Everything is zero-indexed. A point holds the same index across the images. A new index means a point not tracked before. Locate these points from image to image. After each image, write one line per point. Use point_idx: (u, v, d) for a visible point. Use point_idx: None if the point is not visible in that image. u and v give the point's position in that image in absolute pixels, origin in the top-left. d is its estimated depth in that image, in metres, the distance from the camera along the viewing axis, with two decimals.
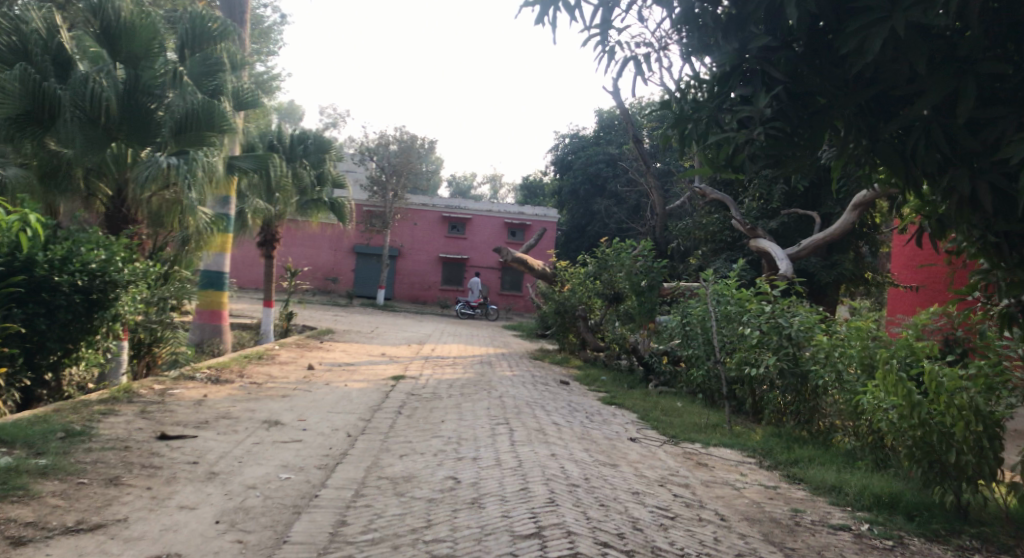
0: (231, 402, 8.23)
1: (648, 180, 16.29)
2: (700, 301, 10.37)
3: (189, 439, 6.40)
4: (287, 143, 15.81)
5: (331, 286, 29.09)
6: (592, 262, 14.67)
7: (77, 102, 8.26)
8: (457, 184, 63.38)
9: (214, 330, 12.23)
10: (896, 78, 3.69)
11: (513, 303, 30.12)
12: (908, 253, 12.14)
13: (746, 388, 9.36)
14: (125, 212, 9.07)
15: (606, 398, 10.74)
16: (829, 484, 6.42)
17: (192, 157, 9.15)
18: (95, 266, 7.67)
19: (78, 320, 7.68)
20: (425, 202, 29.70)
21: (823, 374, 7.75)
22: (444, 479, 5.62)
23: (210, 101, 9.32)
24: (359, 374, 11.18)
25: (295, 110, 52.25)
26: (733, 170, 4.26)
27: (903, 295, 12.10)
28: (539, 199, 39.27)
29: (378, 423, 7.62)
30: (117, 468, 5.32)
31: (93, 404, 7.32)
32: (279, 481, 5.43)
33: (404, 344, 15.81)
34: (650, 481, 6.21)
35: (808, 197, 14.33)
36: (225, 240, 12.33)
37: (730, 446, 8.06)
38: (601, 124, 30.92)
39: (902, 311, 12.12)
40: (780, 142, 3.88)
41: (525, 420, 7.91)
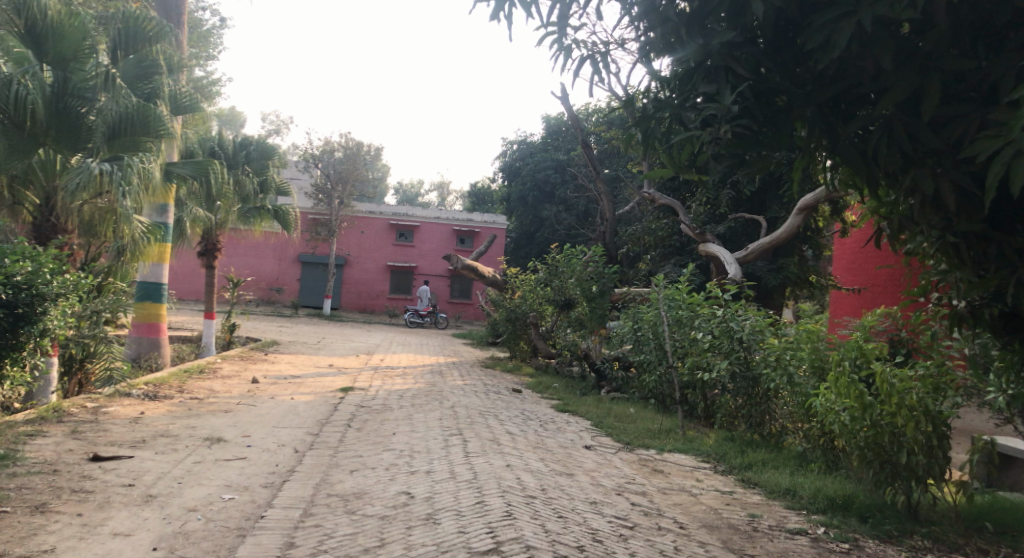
0: (170, 419, 7.88)
1: (596, 186, 16.31)
2: (651, 306, 10.34)
3: (124, 459, 6.07)
4: (230, 150, 15.38)
5: (276, 296, 28.46)
6: (543, 269, 14.60)
7: (1, 106, 7.78)
8: (405, 192, 62.87)
9: (152, 344, 11.75)
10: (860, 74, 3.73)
11: (462, 311, 29.89)
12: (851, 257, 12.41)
13: (699, 393, 9.37)
14: (53, 222, 8.61)
15: (560, 405, 10.65)
16: (784, 488, 6.41)
17: (127, 163, 8.74)
18: (21, 278, 7.27)
19: (2, 335, 7.26)
20: (372, 210, 29.30)
21: (774, 377, 7.75)
22: (397, 494, 5.43)
23: (146, 106, 9.05)
24: (306, 386, 10.87)
25: (238, 118, 51.18)
26: (695, 170, 4.53)
27: (847, 299, 12.41)
28: (487, 206, 39.18)
29: (326, 437, 7.37)
30: (44, 494, 4.99)
31: (20, 425, 6.91)
32: (222, 501, 5.16)
33: (352, 355, 15.47)
34: (607, 490, 6.11)
35: (754, 202, 14.51)
36: (163, 249, 11.84)
37: (684, 451, 8.03)
38: (549, 131, 30.97)
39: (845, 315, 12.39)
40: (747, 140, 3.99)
41: (479, 430, 7.75)
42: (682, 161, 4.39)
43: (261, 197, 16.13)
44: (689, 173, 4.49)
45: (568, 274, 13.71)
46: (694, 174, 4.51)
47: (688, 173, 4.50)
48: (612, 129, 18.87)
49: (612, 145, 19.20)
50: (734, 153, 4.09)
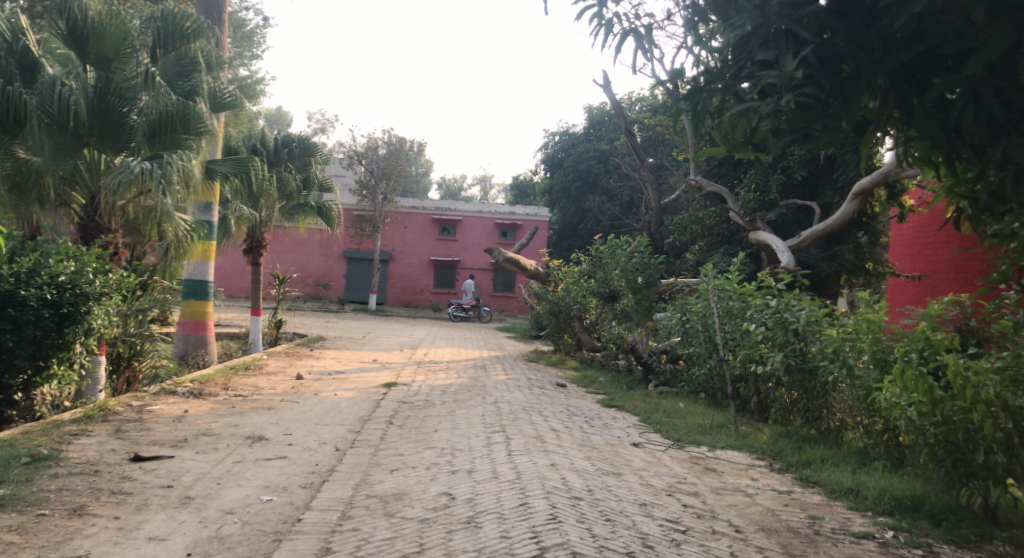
0: (213, 417, 7.84)
1: (641, 174, 15.92)
2: (700, 297, 9.99)
3: (165, 460, 6.01)
4: (271, 147, 15.22)
5: (322, 292, 28.64)
6: (586, 260, 14.31)
7: (45, 108, 7.86)
8: (447, 186, 62.95)
9: (198, 341, 11.79)
10: (945, 31, 3.86)
11: (506, 305, 29.72)
12: (911, 242, 11.99)
13: (751, 386, 9.03)
14: (97, 221, 8.57)
15: (606, 400, 10.38)
16: (847, 488, 6.05)
17: (167, 160, 8.62)
18: (64, 278, 7.22)
19: (48, 335, 7.24)
20: (414, 205, 29.31)
21: (832, 370, 7.38)
22: (437, 496, 5.24)
23: (185, 102, 8.77)
24: (350, 382, 10.81)
25: (283, 117, 51.69)
26: (755, 146, 4.36)
27: (908, 286, 11.96)
28: (530, 198, 38.90)
29: (368, 434, 7.24)
30: (83, 496, 4.92)
31: (65, 424, 6.91)
32: (260, 504, 5.05)
33: (396, 349, 15.42)
34: (658, 490, 5.85)
35: (806, 187, 13.99)
36: (207, 247, 11.85)
37: (737, 448, 7.69)
38: (591, 120, 30.63)
39: (905, 303, 11.94)
40: (812, 107, 4.08)
41: (523, 427, 7.55)
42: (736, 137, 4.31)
43: (304, 193, 16.05)
44: (746, 151, 4.37)
45: (613, 265, 13.40)
46: (750, 152, 4.38)
47: (744, 151, 4.38)
48: (657, 117, 18.43)
49: (657, 132, 18.75)
50: (797, 125, 4.09)
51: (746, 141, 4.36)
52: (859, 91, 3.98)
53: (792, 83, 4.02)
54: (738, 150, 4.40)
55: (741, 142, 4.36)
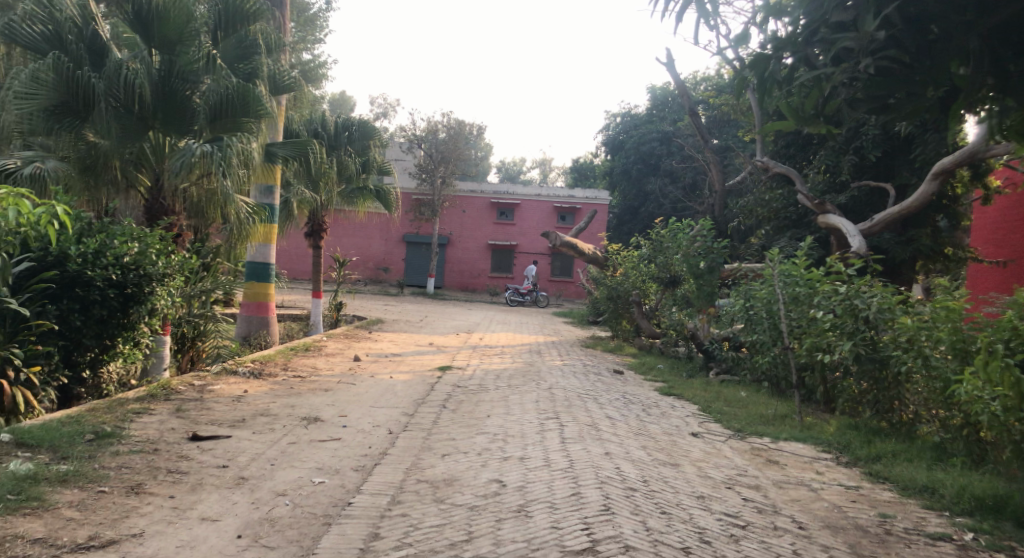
0: (272, 398, 7.93)
1: (705, 156, 15.49)
2: (765, 283, 9.65)
3: (222, 439, 6.07)
4: (332, 130, 15.35)
5: (382, 275, 28.95)
6: (647, 245, 14.03)
7: (112, 91, 8.02)
8: (507, 170, 62.79)
9: (260, 323, 11.97)
10: None
11: (564, 289, 29.52)
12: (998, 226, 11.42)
13: (817, 375, 8.69)
14: (163, 203, 8.74)
15: (664, 388, 10.15)
16: (921, 485, 5.74)
17: (227, 144, 8.68)
18: (128, 259, 7.33)
19: (114, 315, 7.40)
20: (473, 189, 29.29)
21: (906, 360, 7.02)
22: (488, 482, 5.16)
23: (246, 85, 8.85)
24: (406, 365, 10.83)
25: (346, 102, 52.32)
26: (824, 120, 4.57)
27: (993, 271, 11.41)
28: (590, 181, 38.45)
29: (421, 418, 7.21)
30: (142, 474, 4.99)
31: (130, 403, 7.06)
32: (312, 486, 5.05)
33: (453, 333, 15.43)
34: (716, 483, 5.64)
35: (880, 168, 13.38)
36: (268, 230, 11.98)
37: (802, 440, 7.40)
38: (653, 101, 30.06)
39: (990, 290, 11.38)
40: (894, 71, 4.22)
41: (578, 414, 7.41)
42: (808, 110, 4.46)
43: (363, 176, 16.12)
44: (818, 124, 4.54)
45: (674, 250, 13.09)
46: (821, 125, 4.55)
47: (815, 126, 4.55)
48: (722, 96, 17.87)
49: (721, 112, 18.21)
50: (880, 90, 4.27)
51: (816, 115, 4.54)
52: (949, 56, 4.08)
53: (872, 47, 4.17)
54: (809, 124, 4.55)
55: (813, 116, 4.53)
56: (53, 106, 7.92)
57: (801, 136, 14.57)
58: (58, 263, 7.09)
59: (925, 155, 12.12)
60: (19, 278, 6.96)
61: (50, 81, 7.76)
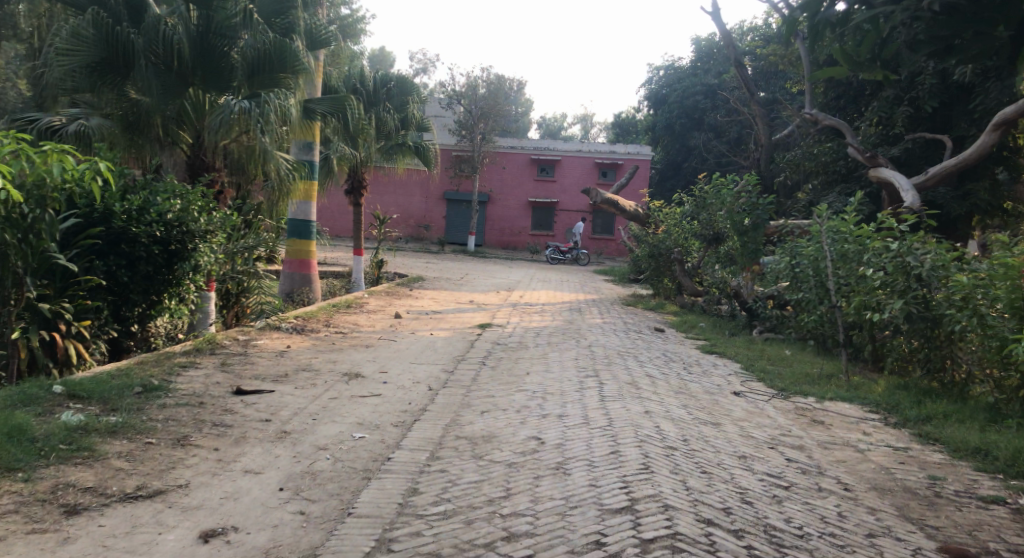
0: (314, 353, 8.02)
1: (751, 109, 15.05)
2: (812, 240, 9.39)
3: (265, 394, 6.15)
4: (371, 86, 15.26)
5: (423, 233, 29.06)
6: (690, 201, 13.77)
7: (152, 48, 8.05)
8: (548, 126, 62.10)
9: (303, 280, 12.08)
10: None
11: (605, 247, 29.33)
12: None
13: (865, 334, 8.47)
14: (204, 159, 8.79)
15: (706, 346, 10.02)
16: (974, 448, 5.58)
17: (265, 100, 8.68)
18: (171, 216, 7.41)
19: (160, 271, 7.52)
20: (514, 145, 29.02)
21: (960, 319, 6.77)
22: (527, 440, 5.15)
23: (282, 40, 8.80)
24: (446, 321, 10.87)
25: (385, 59, 52.07)
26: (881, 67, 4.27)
27: None
28: (632, 137, 37.86)
29: (461, 375, 7.22)
30: (187, 426, 5.07)
31: (176, 356, 7.18)
32: (352, 441, 5.09)
33: (493, 290, 15.45)
34: (759, 443, 5.55)
35: (936, 120, 12.85)
36: (309, 187, 12.01)
37: (849, 400, 7.24)
38: (698, 53, 29.31)
39: None
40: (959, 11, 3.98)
41: (618, 372, 7.34)
42: (863, 55, 4.13)
43: (402, 133, 16.02)
44: (874, 69, 4.22)
45: (718, 206, 12.82)
46: (878, 71, 4.24)
47: (872, 71, 4.23)
48: (770, 46, 17.26)
49: (769, 63, 17.62)
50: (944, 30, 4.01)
51: (872, 61, 4.23)
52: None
53: None
54: (865, 70, 4.24)
55: (870, 62, 4.22)
56: (95, 64, 8.02)
57: (852, 87, 14.04)
58: (103, 220, 7.16)
59: (986, 106, 11.57)
60: (69, 234, 7.01)
61: (92, 39, 7.85)
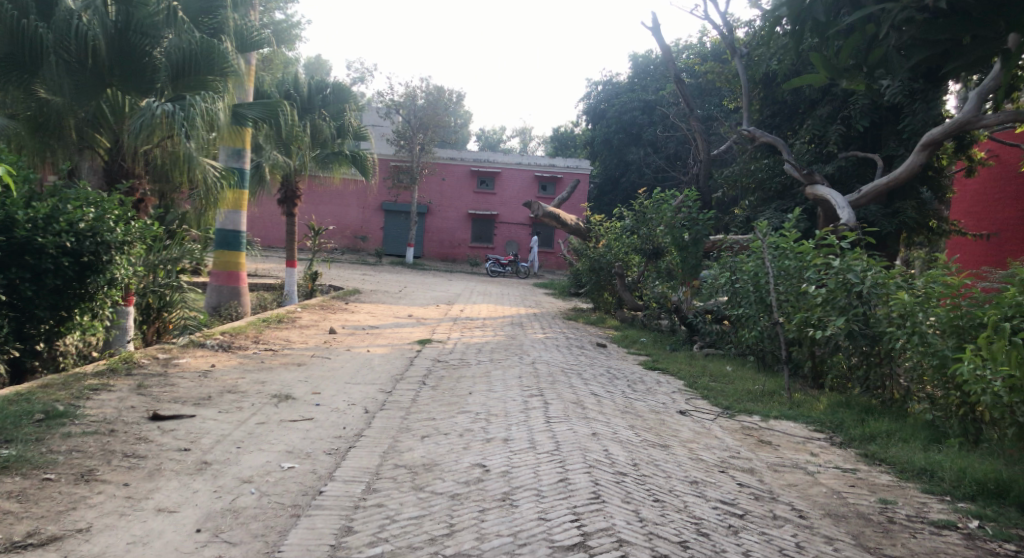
0: (240, 373, 7.54)
1: (690, 124, 15.12)
2: (753, 255, 9.37)
3: (185, 419, 5.68)
4: (305, 92, 14.79)
5: (360, 244, 28.45)
6: (629, 215, 13.70)
7: (62, 44, 7.45)
8: (487, 138, 62.00)
9: (231, 293, 11.46)
10: None
11: (545, 260, 29.32)
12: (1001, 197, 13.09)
13: (806, 350, 8.46)
14: (122, 165, 8.18)
15: (649, 362, 9.89)
16: (919, 468, 5.52)
17: (190, 103, 8.20)
18: (84, 225, 6.89)
19: (70, 285, 6.95)
20: (452, 156, 28.73)
21: (900, 336, 6.77)
22: (470, 468, 4.86)
23: (210, 41, 8.39)
24: (383, 337, 10.46)
25: (322, 68, 51.38)
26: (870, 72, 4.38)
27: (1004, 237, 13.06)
28: (570, 151, 38.04)
29: (399, 396, 6.86)
30: (94, 459, 4.59)
31: (87, 378, 6.61)
32: (280, 472, 4.71)
33: (432, 304, 15.08)
34: (709, 466, 5.39)
35: (868, 139, 13.12)
36: (238, 197, 11.44)
37: (793, 418, 7.17)
38: (636, 70, 29.71)
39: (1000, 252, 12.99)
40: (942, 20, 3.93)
41: (562, 390, 7.09)
42: (844, 62, 4.27)
43: (338, 142, 15.53)
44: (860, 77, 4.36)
45: (658, 221, 12.79)
46: (864, 79, 4.40)
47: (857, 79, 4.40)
48: (708, 63, 17.48)
49: (706, 80, 17.81)
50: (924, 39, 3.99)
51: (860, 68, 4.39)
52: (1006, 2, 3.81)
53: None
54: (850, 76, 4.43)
55: (855, 69, 4.39)
56: None
57: (787, 105, 14.28)
58: (4, 229, 6.57)
59: (914, 127, 11.82)
60: None
61: None
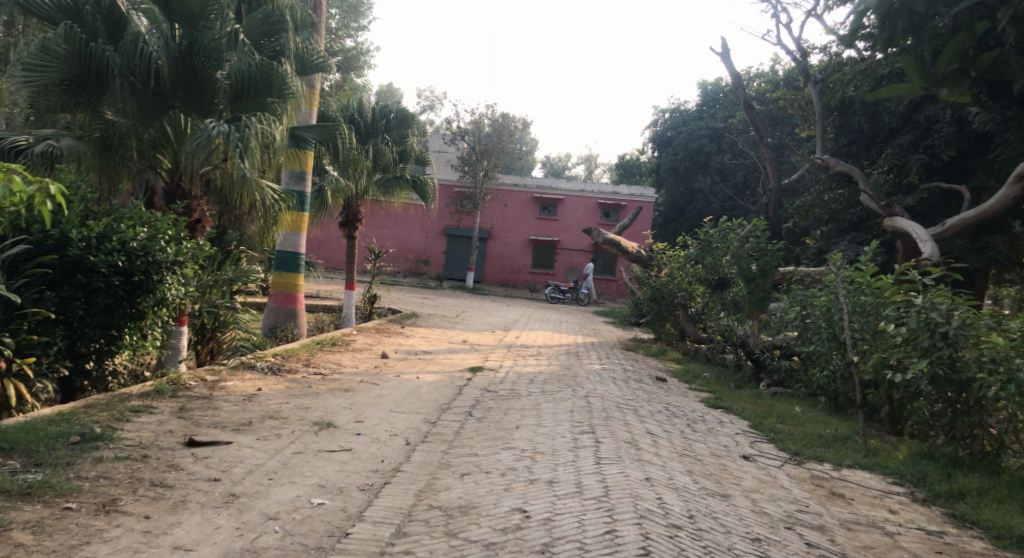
0: (285, 398, 7.36)
1: (760, 152, 14.54)
2: (825, 289, 8.76)
3: (221, 446, 5.48)
4: (369, 117, 14.82)
5: (422, 268, 28.51)
6: (694, 244, 13.19)
7: (128, 67, 7.49)
8: (552, 165, 61.95)
9: (288, 314, 11.36)
10: None
11: (606, 287, 28.83)
12: None
13: (883, 393, 7.83)
14: (183, 188, 8.16)
15: (711, 399, 9.36)
16: (1018, 536, 5.00)
17: (245, 123, 8.02)
18: (136, 245, 6.78)
19: (121, 304, 6.86)
20: (516, 183, 28.62)
21: (993, 384, 6.25)
22: (510, 513, 4.53)
23: (269, 62, 8.19)
24: (434, 364, 10.20)
25: (393, 94, 52.32)
26: None
27: None
28: (635, 179, 37.58)
29: (443, 427, 6.56)
30: (120, 487, 4.43)
31: (131, 399, 6.50)
32: (309, 508, 4.50)
33: (489, 330, 14.82)
34: (774, 521, 4.92)
35: (953, 168, 12.34)
36: (297, 219, 11.42)
37: (868, 468, 6.58)
38: (705, 98, 29.22)
39: None
40: None
41: (615, 428, 6.67)
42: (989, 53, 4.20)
43: (400, 166, 15.43)
44: None
45: (724, 251, 12.28)
46: None
47: None
48: (780, 89, 16.86)
49: (778, 107, 17.17)
50: None
51: None
52: None
53: None
54: None
55: None
56: (67, 82, 7.46)
57: (864, 134, 13.57)
58: (58, 247, 6.55)
59: (1005, 157, 11.06)
60: (15, 262, 6.42)
61: (63, 54, 7.28)
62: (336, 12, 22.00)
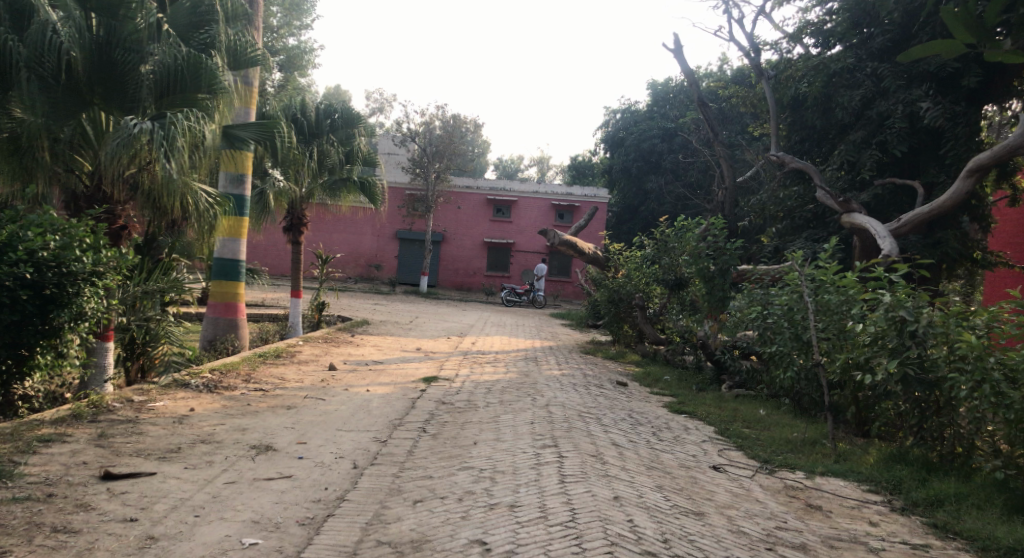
0: (220, 419, 6.75)
1: (715, 149, 14.30)
2: (788, 288, 8.46)
3: (141, 478, 4.91)
4: (313, 117, 14.14)
5: (373, 273, 27.80)
6: (651, 244, 12.87)
7: (35, 59, 6.78)
8: (504, 167, 61.64)
9: (228, 325, 10.64)
10: None
11: (562, 289, 28.51)
12: (1006, 233, 13.90)
13: (849, 394, 7.57)
14: (104, 192, 7.52)
15: (674, 404, 9.01)
16: (1008, 547, 4.74)
17: (170, 120, 7.38)
18: (46, 254, 6.13)
19: (30, 320, 6.15)
20: (469, 184, 28.12)
21: (966, 383, 5.99)
22: (467, 546, 4.09)
23: (196, 56, 7.57)
24: (385, 375, 9.64)
25: (339, 97, 51.41)
26: None
27: (1006, 273, 13.44)
28: (588, 179, 37.38)
29: (393, 447, 6.05)
30: (14, 536, 3.92)
31: (41, 427, 5.85)
32: (239, 551, 4.01)
33: (443, 336, 14.28)
34: (754, 541, 4.57)
35: (905, 164, 12.25)
36: (234, 224, 10.76)
37: (842, 475, 6.28)
38: (655, 97, 29.08)
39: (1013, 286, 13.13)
40: None
41: (578, 440, 6.24)
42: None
43: (347, 167, 14.76)
44: None
45: (680, 251, 11.99)
46: None
47: None
48: (733, 85, 16.70)
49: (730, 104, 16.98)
50: None
51: None
52: None
53: None
54: None
55: None
56: None
57: (816, 130, 13.40)
58: None
59: (957, 153, 11.04)
60: None
61: None
62: (277, 10, 21.25)
